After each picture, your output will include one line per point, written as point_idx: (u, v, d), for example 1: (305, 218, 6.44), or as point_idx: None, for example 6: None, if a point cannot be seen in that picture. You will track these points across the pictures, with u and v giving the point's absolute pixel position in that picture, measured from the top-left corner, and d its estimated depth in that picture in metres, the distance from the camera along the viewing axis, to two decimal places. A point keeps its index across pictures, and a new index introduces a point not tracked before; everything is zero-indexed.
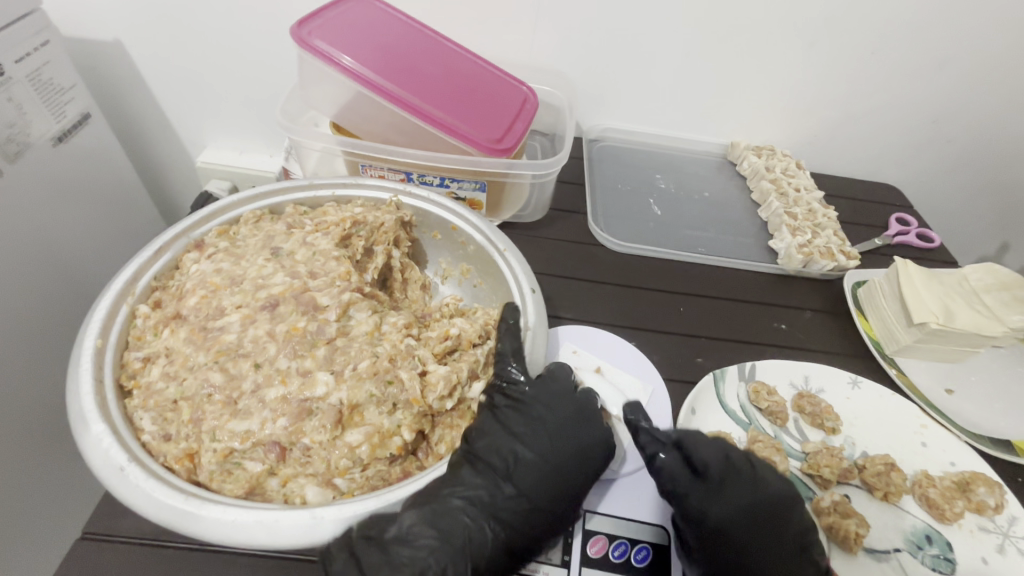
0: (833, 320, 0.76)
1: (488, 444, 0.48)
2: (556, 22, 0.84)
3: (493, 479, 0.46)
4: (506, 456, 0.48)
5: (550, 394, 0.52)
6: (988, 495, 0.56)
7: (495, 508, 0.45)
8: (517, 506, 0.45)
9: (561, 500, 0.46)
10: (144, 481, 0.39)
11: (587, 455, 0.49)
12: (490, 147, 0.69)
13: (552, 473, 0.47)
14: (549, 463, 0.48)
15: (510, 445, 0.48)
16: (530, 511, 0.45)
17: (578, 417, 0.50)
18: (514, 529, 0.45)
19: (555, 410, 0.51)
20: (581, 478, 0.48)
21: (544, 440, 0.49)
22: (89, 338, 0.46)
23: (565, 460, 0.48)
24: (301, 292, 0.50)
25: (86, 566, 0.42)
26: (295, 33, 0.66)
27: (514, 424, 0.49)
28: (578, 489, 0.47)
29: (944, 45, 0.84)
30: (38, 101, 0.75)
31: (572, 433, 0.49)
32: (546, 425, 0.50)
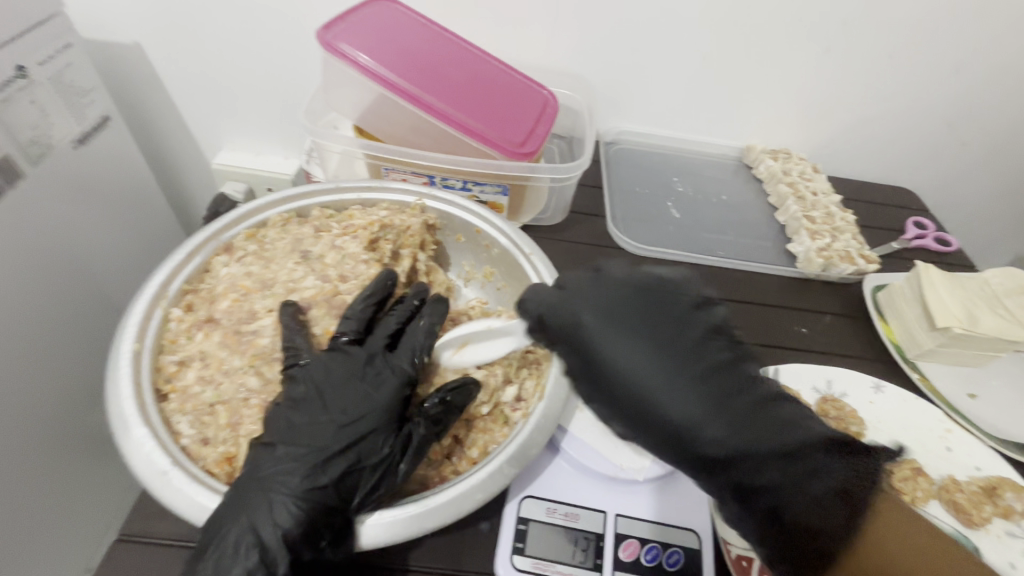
0: (853, 324, 0.77)
1: (275, 424, 0.43)
2: (575, 26, 0.84)
3: (283, 447, 0.42)
4: (291, 428, 0.43)
5: (333, 350, 0.47)
6: (1015, 500, 0.56)
7: (283, 477, 0.40)
8: (306, 472, 0.41)
9: (354, 455, 0.42)
10: (187, 485, 0.39)
11: (371, 400, 0.45)
12: (513, 150, 0.69)
13: (333, 436, 0.42)
14: (330, 420, 0.43)
15: (295, 413, 0.44)
16: (321, 469, 0.41)
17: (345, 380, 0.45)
18: (309, 494, 0.40)
19: (331, 379, 0.45)
20: (368, 427, 0.44)
21: (321, 400, 0.44)
22: (126, 342, 0.45)
23: (352, 410, 0.44)
24: (332, 296, 0.52)
25: (125, 569, 0.42)
26: (320, 36, 0.66)
27: (300, 391, 0.44)
28: (364, 442, 0.43)
29: (962, 50, 0.84)
30: (60, 102, 0.75)
31: (344, 380, 0.45)
32: (324, 396, 0.44)
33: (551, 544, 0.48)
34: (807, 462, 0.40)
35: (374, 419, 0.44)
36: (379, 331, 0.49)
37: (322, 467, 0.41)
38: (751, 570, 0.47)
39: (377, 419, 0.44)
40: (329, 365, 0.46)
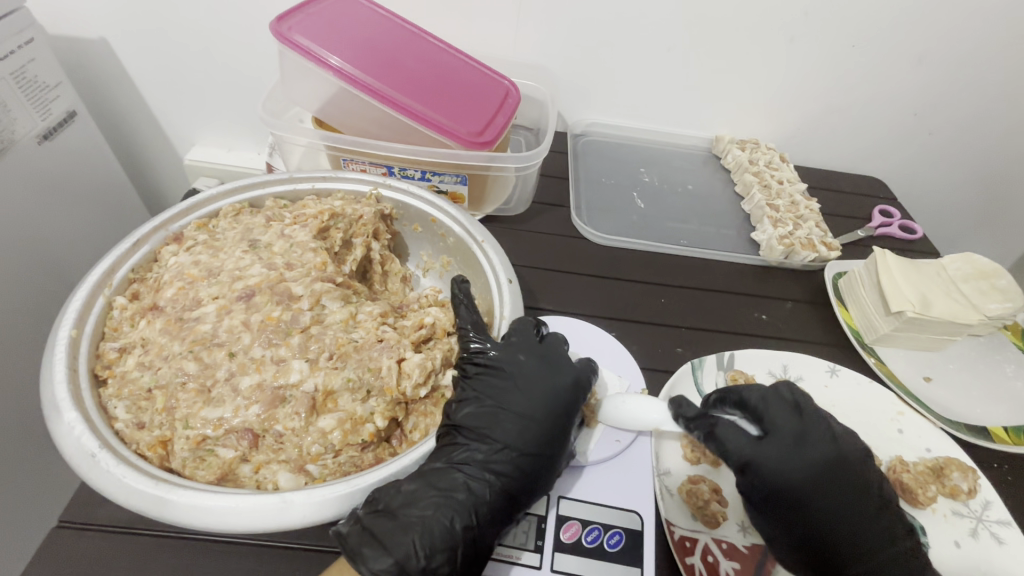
0: (814, 310, 0.77)
1: (469, 414, 0.47)
2: (539, 18, 0.84)
3: (481, 437, 0.47)
4: (488, 419, 0.47)
5: (518, 351, 0.51)
6: (961, 480, 0.56)
7: (490, 462, 0.45)
8: (507, 458, 0.46)
9: (549, 448, 0.47)
10: (115, 467, 0.39)
11: (560, 399, 0.49)
12: (470, 139, 0.69)
13: (529, 431, 0.47)
14: (523, 423, 0.47)
15: (490, 407, 0.48)
16: (519, 459, 0.46)
17: (549, 367, 0.50)
18: (509, 478, 0.45)
19: (525, 367, 0.50)
20: (558, 425, 0.48)
21: (524, 394, 0.48)
22: (64, 328, 0.46)
23: (541, 409, 0.48)
24: (276, 282, 0.50)
25: (63, 553, 0.42)
26: (274, 28, 0.66)
27: (487, 387, 0.49)
28: (556, 437, 0.48)
29: (925, 40, 0.85)
30: (22, 98, 0.75)
31: (544, 380, 0.49)
32: (517, 384, 0.49)
33: None
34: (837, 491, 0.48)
35: (564, 417, 0.49)
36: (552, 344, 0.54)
37: (522, 456, 0.46)
38: (695, 551, 0.49)
39: (566, 417, 0.49)
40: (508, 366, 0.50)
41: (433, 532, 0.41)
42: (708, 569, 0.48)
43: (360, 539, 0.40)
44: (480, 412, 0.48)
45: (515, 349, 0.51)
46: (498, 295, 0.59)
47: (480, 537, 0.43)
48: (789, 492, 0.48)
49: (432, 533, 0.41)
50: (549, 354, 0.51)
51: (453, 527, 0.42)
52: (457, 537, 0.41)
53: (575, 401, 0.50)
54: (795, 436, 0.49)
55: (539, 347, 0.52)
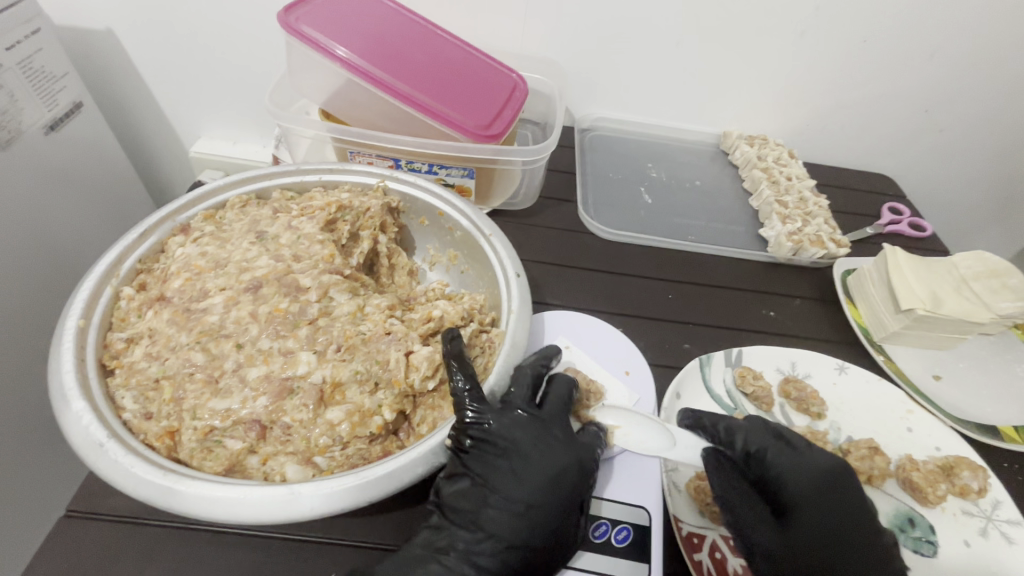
0: (822, 307, 0.77)
1: (457, 490, 0.46)
2: (547, 11, 0.83)
3: (467, 524, 0.44)
4: (475, 502, 0.45)
5: (517, 427, 0.48)
6: (971, 479, 0.56)
7: (471, 554, 0.43)
8: (491, 552, 0.44)
9: (542, 543, 0.44)
10: (123, 457, 0.39)
11: (559, 487, 0.46)
12: (478, 133, 0.68)
13: (518, 525, 0.44)
14: (522, 506, 0.45)
15: (478, 488, 0.45)
16: (504, 553, 0.44)
17: (550, 443, 0.48)
18: (494, 574, 0.43)
19: (524, 443, 0.47)
20: (555, 516, 0.45)
21: (524, 478, 0.46)
22: (71, 318, 0.45)
23: (537, 496, 0.45)
24: (284, 274, 0.50)
25: (69, 543, 0.42)
26: (282, 19, 0.66)
27: (481, 469, 0.46)
28: (553, 529, 0.44)
29: (937, 36, 0.84)
30: (30, 88, 0.75)
31: (547, 459, 0.47)
32: (515, 463, 0.47)
33: None
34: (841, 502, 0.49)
35: (564, 506, 0.45)
36: (555, 410, 0.51)
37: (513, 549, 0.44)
38: (703, 547, 0.49)
39: (565, 507, 0.45)
40: (504, 442, 0.47)
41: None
42: (716, 567, 0.48)
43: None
44: (468, 492, 0.46)
45: (512, 421, 0.48)
46: (506, 288, 0.58)
47: None
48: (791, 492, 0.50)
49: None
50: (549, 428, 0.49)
51: None
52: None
53: (577, 488, 0.46)
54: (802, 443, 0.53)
55: (540, 420, 0.50)
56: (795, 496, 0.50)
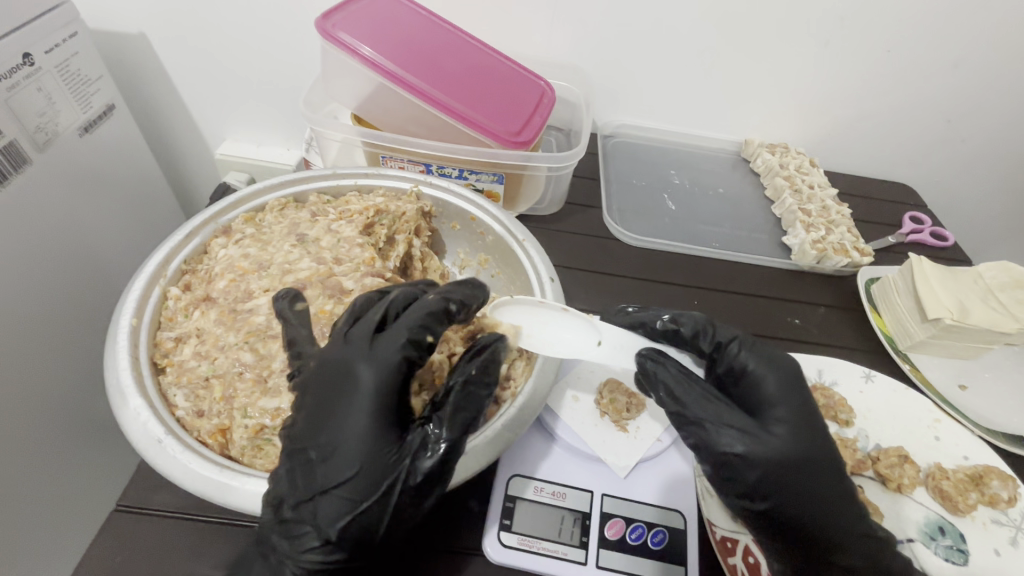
0: (847, 316, 0.77)
1: (279, 460, 0.41)
2: (574, 20, 0.85)
3: (281, 491, 0.39)
4: (289, 468, 0.40)
5: (336, 370, 0.42)
6: (1000, 488, 0.56)
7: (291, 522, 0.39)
8: (311, 519, 0.39)
9: (352, 480, 0.39)
10: (180, 453, 0.40)
11: (378, 430, 0.40)
12: (509, 139, 0.69)
13: (330, 479, 0.39)
14: (321, 451, 0.40)
15: (292, 451, 0.41)
16: (326, 516, 0.39)
17: (343, 372, 0.42)
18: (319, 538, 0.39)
19: (319, 381, 0.42)
20: (374, 460, 0.39)
21: (320, 420, 0.41)
22: (125, 317, 0.47)
23: (350, 448, 0.39)
24: (326, 277, 0.52)
25: (122, 538, 0.43)
26: (320, 25, 0.67)
27: (292, 415, 0.42)
28: (372, 478, 0.39)
29: (959, 47, 0.85)
30: (66, 91, 0.76)
31: (337, 394, 0.41)
32: (311, 407, 0.41)
33: (535, 520, 0.49)
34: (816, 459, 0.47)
35: (382, 447, 0.40)
36: (391, 337, 0.42)
37: (323, 498, 0.39)
38: (737, 552, 0.48)
39: (387, 448, 0.40)
40: (319, 389, 0.42)
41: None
42: (750, 570, 0.48)
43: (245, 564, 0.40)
44: (285, 457, 0.41)
45: (335, 365, 0.42)
46: (540, 292, 0.59)
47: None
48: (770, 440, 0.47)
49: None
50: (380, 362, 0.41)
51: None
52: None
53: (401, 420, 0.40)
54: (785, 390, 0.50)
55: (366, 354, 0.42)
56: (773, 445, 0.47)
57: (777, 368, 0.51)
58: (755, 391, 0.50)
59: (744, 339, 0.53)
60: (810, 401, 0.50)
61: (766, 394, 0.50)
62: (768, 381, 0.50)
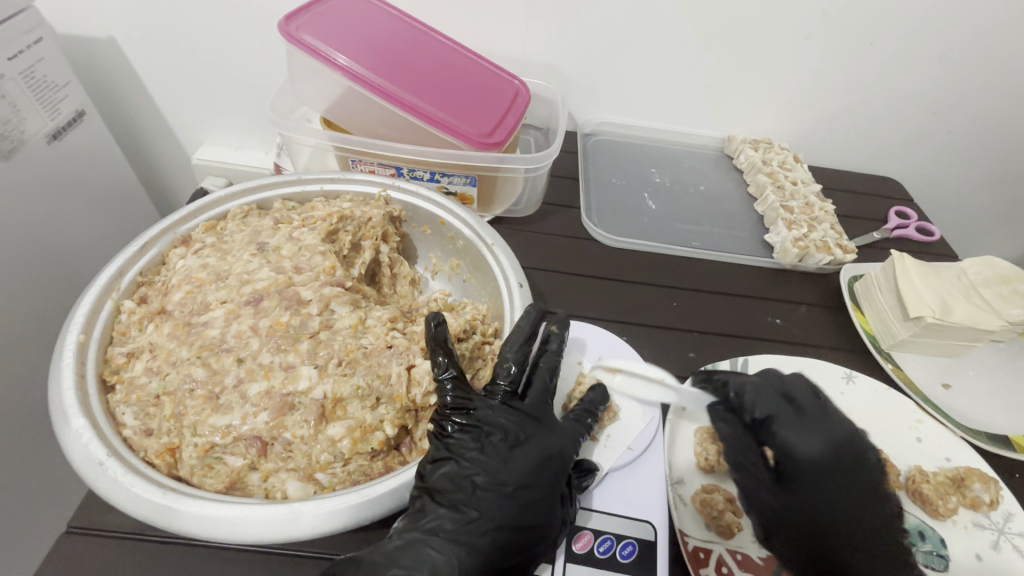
0: (829, 314, 0.76)
1: (443, 476, 0.44)
2: (550, 17, 0.83)
3: (458, 507, 0.43)
4: (460, 488, 0.44)
5: (505, 411, 0.48)
6: (983, 491, 0.55)
7: (458, 536, 0.42)
8: (482, 535, 0.43)
9: (537, 520, 0.45)
10: (122, 475, 0.39)
11: (547, 467, 0.47)
12: (480, 140, 0.68)
13: (516, 516, 0.44)
14: (515, 487, 0.45)
15: (464, 472, 0.44)
16: (498, 537, 0.43)
17: (536, 426, 0.49)
18: (481, 556, 0.42)
19: (509, 427, 0.47)
20: (546, 493, 0.46)
21: (515, 461, 0.46)
22: (72, 333, 0.46)
23: (525, 477, 0.46)
24: (285, 287, 0.50)
25: (70, 561, 0.42)
26: (283, 28, 0.66)
27: (462, 447, 0.45)
28: (543, 508, 0.45)
29: (945, 37, 0.83)
30: (32, 97, 0.75)
31: (535, 445, 0.48)
32: (508, 447, 0.46)
33: None
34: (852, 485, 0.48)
35: (554, 482, 0.47)
36: (536, 388, 0.52)
37: (510, 530, 0.43)
38: (709, 563, 0.48)
39: (555, 483, 0.47)
40: (488, 425, 0.47)
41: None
42: None
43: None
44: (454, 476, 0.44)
45: (502, 407, 0.48)
46: (509, 299, 0.58)
47: None
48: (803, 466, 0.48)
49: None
50: (535, 414, 0.50)
51: None
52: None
53: (567, 461, 0.49)
54: (818, 413, 0.51)
55: (523, 408, 0.50)
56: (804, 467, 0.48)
57: (818, 432, 0.50)
58: (790, 459, 0.49)
59: (780, 402, 0.52)
60: (857, 468, 0.49)
61: (802, 463, 0.49)
62: (806, 448, 0.49)
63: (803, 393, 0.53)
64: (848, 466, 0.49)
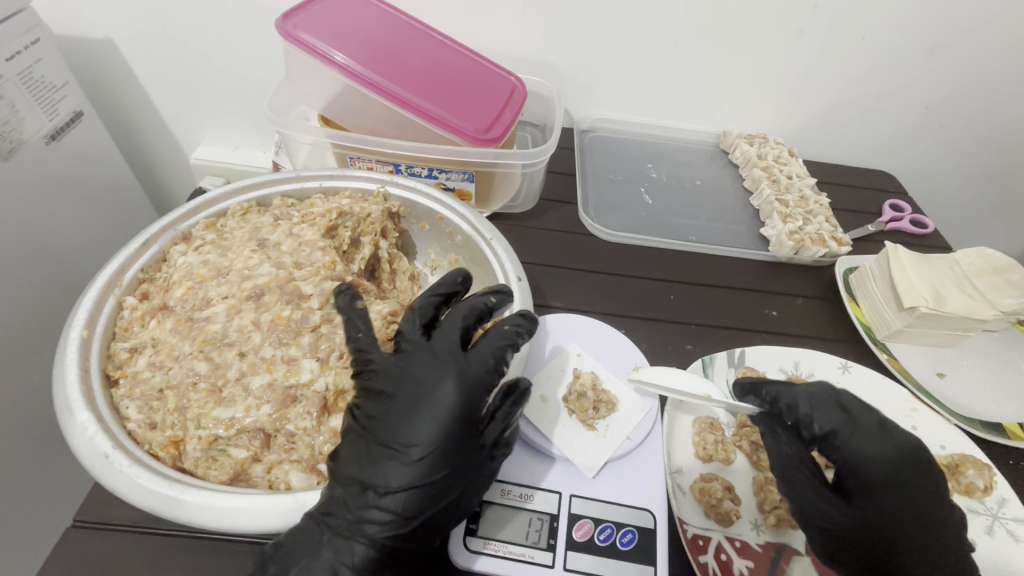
0: (824, 306, 0.76)
1: (345, 451, 0.42)
2: (545, 14, 0.83)
3: (351, 478, 0.41)
4: (360, 461, 0.42)
5: (400, 372, 0.44)
6: (977, 477, 0.56)
7: (359, 512, 0.40)
8: (382, 507, 0.40)
9: (430, 479, 0.41)
10: (128, 468, 0.39)
11: (444, 424, 0.42)
12: (477, 136, 0.68)
13: (407, 480, 0.41)
14: (406, 447, 0.41)
15: (363, 444, 0.42)
16: (393, 503, 0.40)
17: (428, 375, 0.43)
18: (387, 528, 0.40)
19: (402, 383, 0.43)
20: (443, 454, 0.41)
21: (403, 418, 0.42)
22: (76, 328, 0.46)
23: (417, 441, 0.41)
24: (285, 282, 0.50)
25: (76, 554, 0.42)
26: (280, 26, 0.66)
27: (366, 414, 0.43)
28: (441, 470, 0.41)
29: (938, 31, 0.83)
30: (30, 98, 0.75)
31: (425, 396, 0.43)
32: (398, 405, 0.43)
33: (502, 525, 0.48)
34: (914, 494, 0.49)
35: (448, 433, 0.42)
36: (445, 335, 0.46)
37: (402, 496, 0.40)
38: (709, 549, 0.49)
39: (455, 442, 0.42)
40: (382, 384, 0.43)
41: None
42: (722, 568, 0.48)
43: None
44: (355, 451, 0.42)
45: (399, 368, 0.44)
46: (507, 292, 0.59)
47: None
48: (867, 477, 0.50)
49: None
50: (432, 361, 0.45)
51: None
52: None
53: (469, 415, 0.43)
54: (878, 424, 0.51)
55: (425, 354, 0.45)
56: (869, 478, 0.50)
57: (879, 443, 0.50)
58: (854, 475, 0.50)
59: (838, 414, 0.52)
60: (924, 478, 0.50)
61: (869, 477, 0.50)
62: (871, 460, 0.50)
63: (860, 405, 0.53)
64: (916, 476, 0.49)
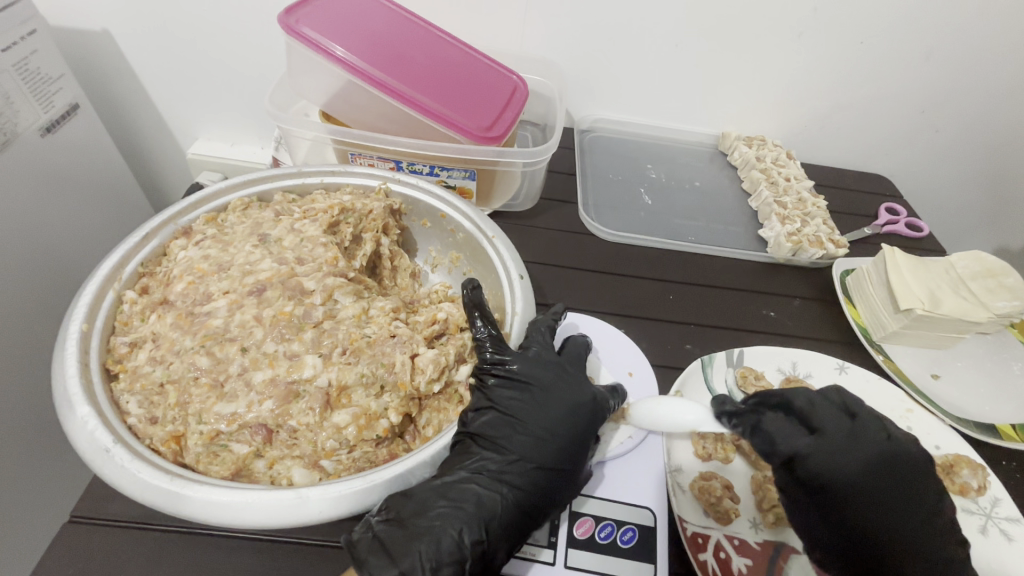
0: (822, 307, 0.77)
1: (486, 422, 0.48)
2: (547, 13, 0.83)
3: (495, 447, 0.47)
4: (504, 432, 0.47)
5: (537, 363, 0.51)
6: (971, 477, 0.57)
7: (501, 474, 0.45)
8: (523, 473, 0.46)
9: (567, 463, 0.47)
10: (129, 462, 0.39)
11: (579, 414, 0.49)
12: (480, 135, 0.68)
13: (549, 458, 0.47)
14: (548, 432, 0.48)
15: (506, 418, 0.48)
16: (540, 476, 0.46)
17: (563, 379, 0.51)
18: (522, 491, 0.45)
19: (544, 380, 0.50)
20: (578, 440, 0.48)
21: (545, 410, 0.49)
22: (75, 322, 0.46)
23: (558, 424, 0.48)
24: (287, 278, 0.50)
25: (74, 550, 0.42)
26: (282, 20, 0.66)
27: (505, 399, 0.48)
28: (575, 454, 0.48)
29: (933, 37, 0.85)
30: (26, 90, 0.74)
31: (565, 395, 0.50)
32: (539, 397, 0.49)
33: None
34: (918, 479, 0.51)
35: (584, 429, 0.49)
36: (543, 344, 0.53)
37: (539, 470, 0.46)
38: (707, 546, 0.49)
39: (584, 431, 0.49)
40: (528, 378, 0.49)
41: (440, 543, 0.40)
42: (721, 566, 0.48)
43: (369, 547, 0.40)
44: (498, 422, 0.48)
45: (535, 361, 0.51)
46: (510, 291, 0.59)
47: (492, 547, 0.42)
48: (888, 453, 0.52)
49: (440, 543, 0.40)
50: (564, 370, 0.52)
51: (462, 540, 0.41)
52: (465, 550, 0.41)
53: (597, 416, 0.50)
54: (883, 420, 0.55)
55: (556, 364, 0.52)
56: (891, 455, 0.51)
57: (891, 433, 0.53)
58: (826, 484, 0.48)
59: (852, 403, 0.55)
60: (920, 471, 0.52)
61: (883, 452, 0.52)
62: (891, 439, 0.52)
63: None
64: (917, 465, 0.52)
